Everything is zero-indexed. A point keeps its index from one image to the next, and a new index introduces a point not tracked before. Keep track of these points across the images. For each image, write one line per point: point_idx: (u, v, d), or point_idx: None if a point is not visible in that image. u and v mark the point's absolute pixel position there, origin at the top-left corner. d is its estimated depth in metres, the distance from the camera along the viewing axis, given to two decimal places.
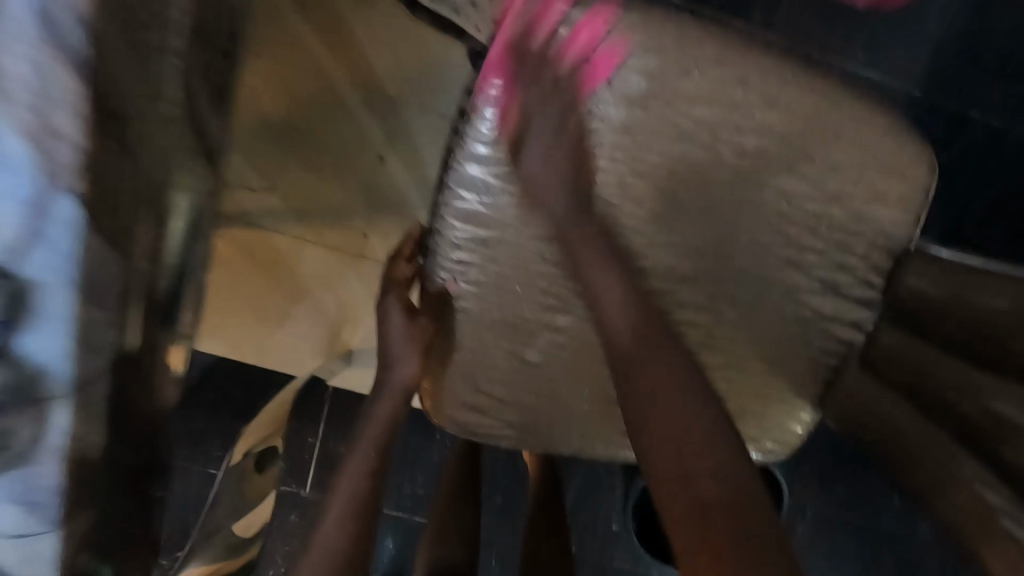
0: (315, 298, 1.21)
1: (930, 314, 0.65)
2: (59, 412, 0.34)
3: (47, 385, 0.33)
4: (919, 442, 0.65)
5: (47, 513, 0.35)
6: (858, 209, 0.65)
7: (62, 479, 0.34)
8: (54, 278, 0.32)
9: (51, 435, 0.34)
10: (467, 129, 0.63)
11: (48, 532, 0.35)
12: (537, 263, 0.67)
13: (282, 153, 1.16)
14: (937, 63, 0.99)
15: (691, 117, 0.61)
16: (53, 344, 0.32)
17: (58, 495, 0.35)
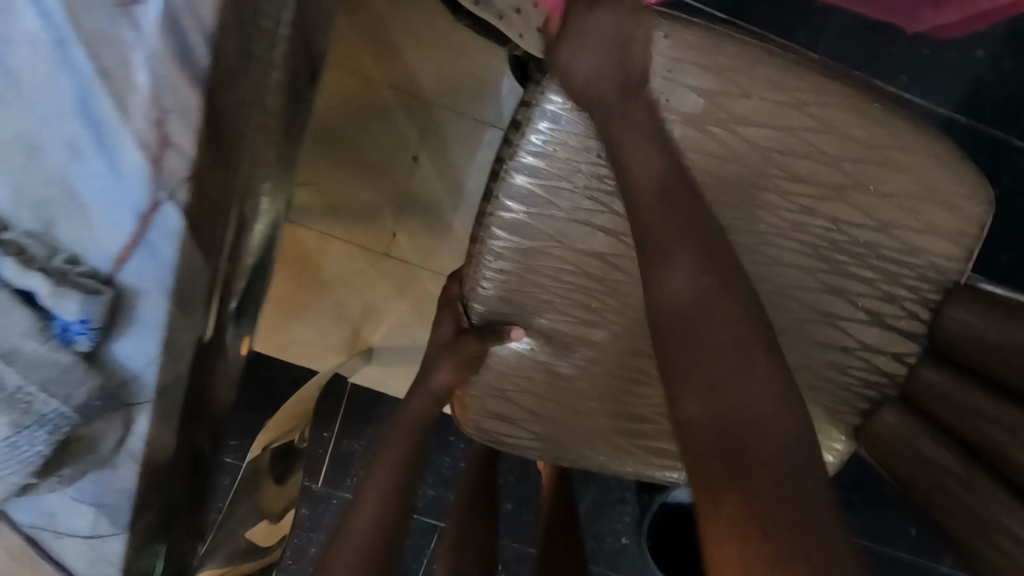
0: (338, 295, 1.22)
1: (969, 353, 0.62)
2: (140, 417, 0.40)
3: (138, 391, 0.39)
4: (958, 491, 0.60)
5: (122, 515, 0.42)
6: (910, 240, 0.64)
7: (133, 484, 0.41)
8: (153, 288, 0.37)
9: (133, 438, 0.40)
10: (520, 139, 0.62)
11: (116, 535, 0.42)
12: (579, 278, 0.67)
13: (318, 149, 1.17)
14: (985, 93, 0.97)
15: (745, 140, 0.60)
16: (142, 350, 0.38)
17: (132, 498, 0.42)
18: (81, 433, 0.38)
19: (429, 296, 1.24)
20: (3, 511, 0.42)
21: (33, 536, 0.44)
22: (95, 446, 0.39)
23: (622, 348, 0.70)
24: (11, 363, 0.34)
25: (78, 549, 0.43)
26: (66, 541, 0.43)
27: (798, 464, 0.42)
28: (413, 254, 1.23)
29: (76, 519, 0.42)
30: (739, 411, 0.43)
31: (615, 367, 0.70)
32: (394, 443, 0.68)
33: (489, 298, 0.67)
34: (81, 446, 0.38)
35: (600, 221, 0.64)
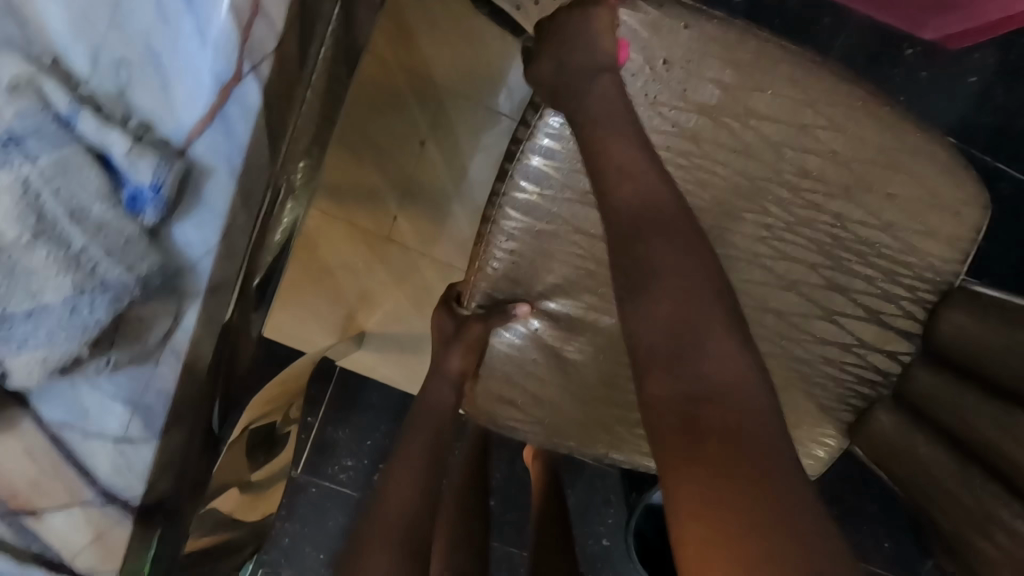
0: (336, 279, 1.25)
1: (964, 352, 0.64)
2: (189, 319, 0.36)
3: (190, 291, 0.36)
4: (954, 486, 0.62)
5: (156, 420, 0.36)
6: (910, 241, 0.66)
7: (173, 386, 0.36)
8: (224, 164, 0.34)
9: (178, 339, 0.36)
10: (538, 120, 0.62)
11: (149, 442, 0.36)
12: (590, 263, 0.67)
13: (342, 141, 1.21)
14: (978, 118, 1.01)
15: (759, 135, 0.62)
16: (202, 234, 0.35)
17: (169, 400, 0.36)
18: (136, 321, 0.35)
19: (425, 283, 1.28)
20: (30, 391, 0.35)
21: (58, 435, 0.36)
22: (142, 342, 0.35)
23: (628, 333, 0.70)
24: (73, 222, 0.32)
25: (103, 453, 0.36)
26: (93, 442, 0.36)
27: (757, 432, 0.43)
28: (413, 240, 1.26)
29: (106, 417, 0.36)
30: (698, 385, 0.45)
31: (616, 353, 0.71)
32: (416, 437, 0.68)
33: (494, 282, 0.68)
34: (130, 326, 0.35)
35: None
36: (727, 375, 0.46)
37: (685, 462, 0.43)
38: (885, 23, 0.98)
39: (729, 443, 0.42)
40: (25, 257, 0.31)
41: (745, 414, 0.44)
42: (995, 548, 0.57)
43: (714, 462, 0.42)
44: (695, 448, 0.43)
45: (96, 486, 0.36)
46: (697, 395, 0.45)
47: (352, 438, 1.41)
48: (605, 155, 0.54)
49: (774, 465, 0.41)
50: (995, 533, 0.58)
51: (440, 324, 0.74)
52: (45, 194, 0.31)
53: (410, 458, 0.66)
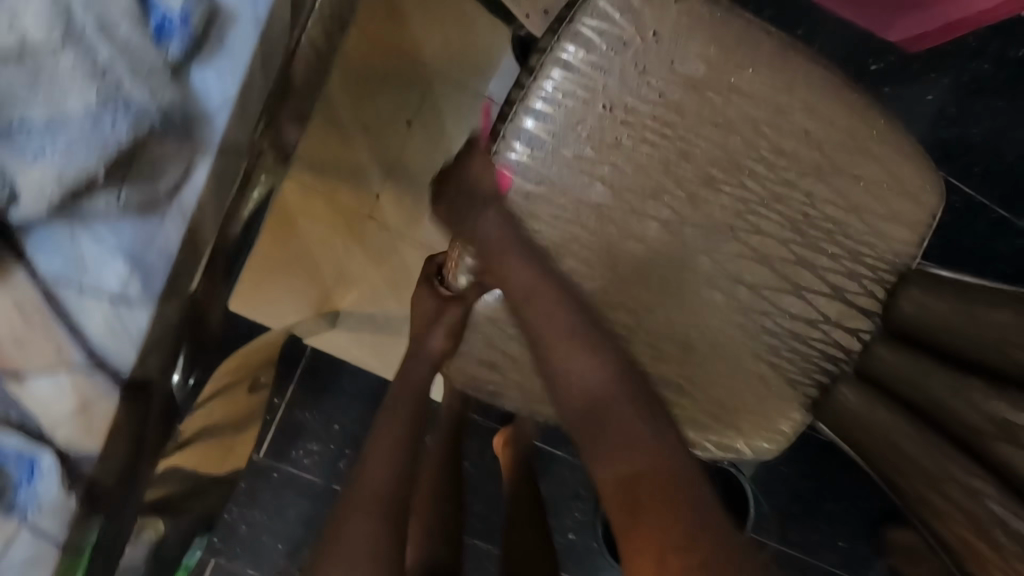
0: (315, 257, 1.25)
1: (928, 330, 0.69)
2: (201, 164, 0.44)
3: (209, 133, 0.44)
4: (919, 454, 0.67)
5: (154, 281, 0.43)
6: (873, 223, 0.70)
7: (176, 245, 0.44)
8: (246, 19, 0.45)
9: (188, 192, 0.44)
10: (532, 83, 0.63)
11: (146, 304, 0.43)
12: (576, 228, 0.67)
13: (326, 117, 1.20)
14: (932, 133, 1.08)
15: (740, 111, 0.65)
16: (219, 80, 0.44)
17: (167, 262, 0.44)
18: (154, 147, 0.42)
19: (404, 265, 1.28)
20: (27, 252, 0.41)
21: (52, 292, 0.42)
22: (156, 176, 0.43)
23: (612, 301, 0.70)
24: (107, 39, 0.39)
25: (99, 311, 0.42)
26: (89, 297, 0.42)
27: (689, 496, 0.52)
28: (395, 220, 1.27)
29: (105, 276, 0.42)
30: (633, 463, 0.54)
31: None
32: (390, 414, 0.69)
33: None
34: (143, 169, 0.42)
35: (599, 171, 0.66)
36: (652, 451, 0.54)
37: (637, 540, 0.51)
38: (857, 22, 1.08)
39: (670, 512, 0.51)
40: (54, 60, 0.37)
41: (672, 481, 0.53)
42: (943, 497, 0.64)
43: (662, 532, 0.50)
44: (643, 525, 0.51)
45: (84, 346, 0.42)
46: (639, 476, 0.53)
47: (318, 424, 1.38)
48: (508, 273, 0.62)
49: (704, 528, 0.50)
50: (949, 490, 0.64)
51: (422, 303, 0.74)
52: (86, 10, 0.38)
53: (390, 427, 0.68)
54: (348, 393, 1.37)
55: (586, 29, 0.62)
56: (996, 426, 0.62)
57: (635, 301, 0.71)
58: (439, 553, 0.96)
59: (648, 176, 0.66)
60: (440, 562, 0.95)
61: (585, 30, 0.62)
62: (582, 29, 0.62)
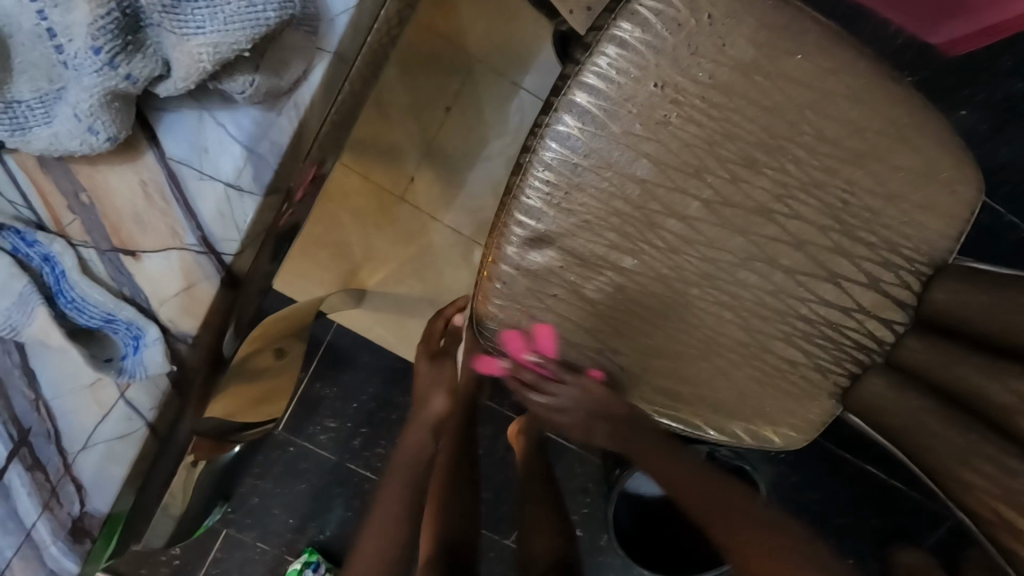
0: (348, 236, 1.29)
1: (963, 317, 0.70)
2: (315, 75, 0.54)
3: (326, 44, 0.54)
4: (953, 437, 0.68)
5: (265, 168, 0.54)
6: (912, 214, 0.71)
7: (287, 135, 0.55)
8: None
9: (302, 94, 0.54)
10: (588, 58, 0.65)
11: (259, 183, 0.55)
12: (620, 202, 0.69)
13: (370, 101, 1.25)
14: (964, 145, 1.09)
15: (786, 95, 0.67)
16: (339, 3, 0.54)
17: (278, 151, 0.55)
18: (279, 48, 0.51)
19: (433, 249, 1.32)
20: (161, 139, 0.54)
21: (179, 169, 0.54)
22: (281, 74, 0.52)
23: (647, 278, 0.72)
24: None
25: (218, 187, 0.54)
26: (212, 176, 0.54)
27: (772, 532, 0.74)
28: (427, 203, 1.30)
29: (227, 158, 0.54)
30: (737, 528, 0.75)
31: (635, 296, 0.72)
32: (405, 450, 0.93)
33: (526, 211, 0.69)
34: (272, 64, 0.51)
35: (646, 149, 0.68)
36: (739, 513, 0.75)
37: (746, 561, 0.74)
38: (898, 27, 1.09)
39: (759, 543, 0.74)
40: None
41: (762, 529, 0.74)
42: (979, 477, 0.65)
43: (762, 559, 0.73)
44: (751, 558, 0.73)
45: (201, 216, 0.55)
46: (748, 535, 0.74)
47: (337, 400, 1.40)
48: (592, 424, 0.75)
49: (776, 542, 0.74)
50: (980, 465, 0.65)
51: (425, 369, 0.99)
52: None
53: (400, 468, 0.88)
54: (369, 371, 1.40)
55: (643, 9, 0.64)
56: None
57: (671, 279, 0.72)
58: (459, 528, 0.98)
59: (694, 155, 0.68)
60: (458, 538, 0.96)
61: (641, 9, 0.64)
62: (638, 8, 0.64)
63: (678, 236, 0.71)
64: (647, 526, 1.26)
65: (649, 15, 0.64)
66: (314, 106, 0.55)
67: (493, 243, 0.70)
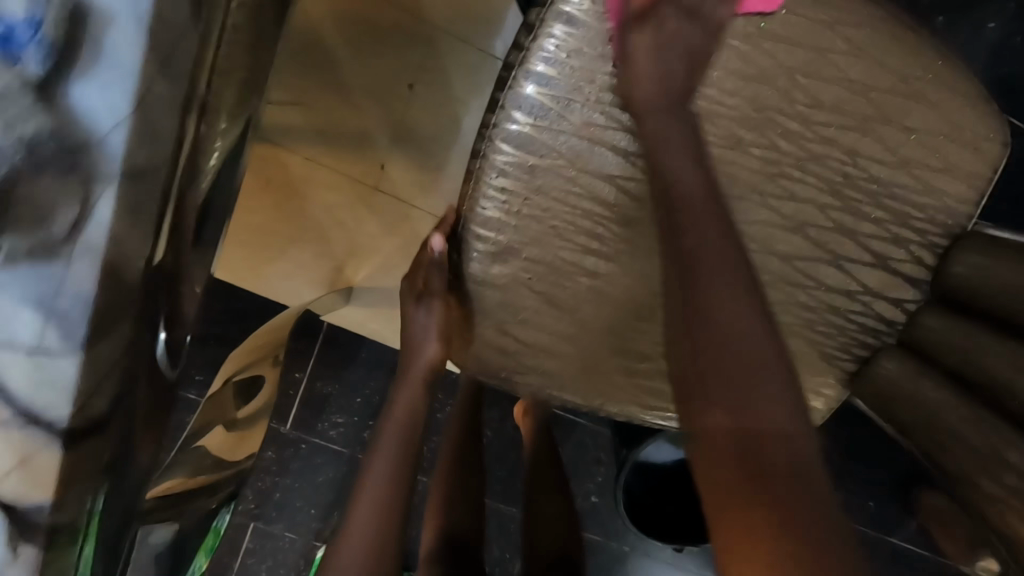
0: (323, 230, 1.22)
1: (982, 295, 0.62)
2: (103, 201, 0.32)
3: (103, 160, 0.32)
4: (970, 435, 0.61)
5: (76, 330, 0.32)
6: (926, 181, 0.62)
7: (93, 287, 0.32)
8: (124, 13, 0.32)
9: (91, 231, 0.32)
10: (533, 43, 0.56)
11: (70, 354, 0.32)
12: (588, 202, 0.61)
13: (325, 82, 1.15)
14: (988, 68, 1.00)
15: (770, 59, 0.57)
16: (106, 93, 0.32)
17: (88, 308, 0.32)
18: (28, 194, 0.31)
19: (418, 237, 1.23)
20: None
21: None
22: (47, 221, 0.31)
23: (625, 281, 0.65)
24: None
25: (12, 367, 0.31)
26: (4, 354, 0.31)
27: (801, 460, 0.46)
28: (403, 190, 1.21)
29: (13, 327, 0.31)
30: (755, 422, 0.47)
31: (614, 300, 0.66)
32: (393, 415, 0.71)
33: (485, 225, 0.61)
34: (29, 209, 0.31)
35: (612, 139, 0.59)
36: (781, 414, 0.47)
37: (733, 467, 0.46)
38: None
39: (770, 473, 0.45)
40: None
41: (788, 450, 0.46)
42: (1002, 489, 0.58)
43: (774, 495, 0.44)
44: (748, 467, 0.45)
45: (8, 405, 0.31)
46: (748, 431, 0.46)
47: (340, 395, 1.38)
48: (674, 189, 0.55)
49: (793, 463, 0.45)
50: (1002, 475, 0.58)
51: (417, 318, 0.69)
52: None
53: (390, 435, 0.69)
54: (369, 364, 1.37)
55: None
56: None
57: (653, 280, 0.65)
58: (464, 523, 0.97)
59: None
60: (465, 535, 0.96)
61: None
62: None
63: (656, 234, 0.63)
64: (660, 493, 1.24)
65: None
66: (123, 236, 0.33)
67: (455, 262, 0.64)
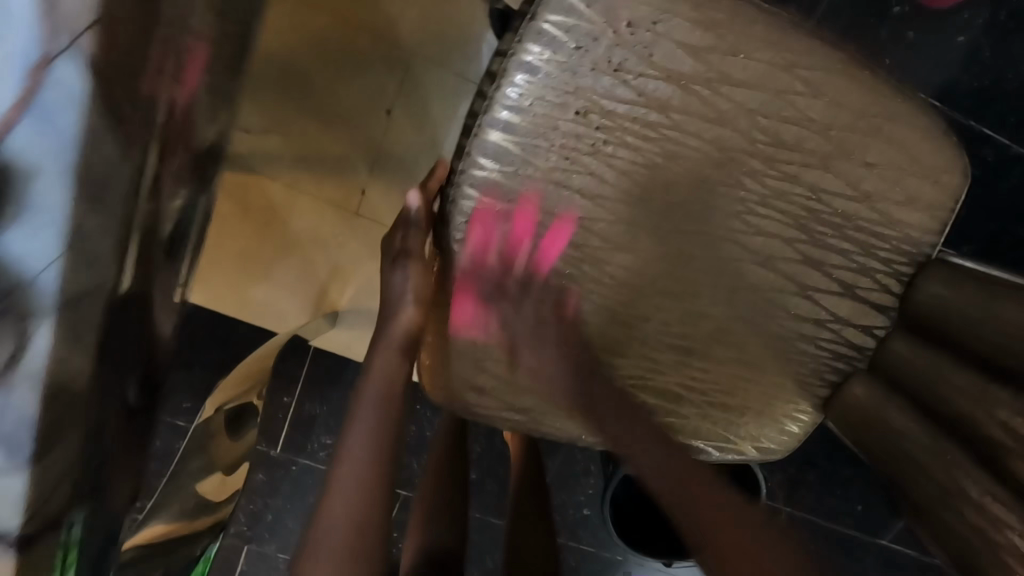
0: (306, 252, 1.19)
1: (946, 323, 0.62)
2: (42, 337, 0.31)
3: (36, 305, 0.31)
4: (928, 463, 0.59)
5: (20, 451, 0.31)
6: (888, 213, 0.63)
7: (35, 416, 0.31)
8: (48, 164, 0.30)
9: (31, 360, 0.31)
10: (496, 92, 0.57)
11: (15, 474, 0.31)
12: (556, 242, 0.62)
13: (301, 104, 1.13)
14: (953, 84, 1.07)
15: (730, 100, 0.58)
16: (39, 246, 0.30)
17: (33, 429, 0.31)
18: None
19: None
20: None
21: None
22: None
23: (597, 317, 0.65)
24: None
25: None
26: None
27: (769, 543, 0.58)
28: (386, 213, 1.21)
29: None
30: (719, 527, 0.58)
31: (591, 337, 0.65)
32: (372, 382, 0.63)
33: (456, 267, 0.62)
34: None
35: (577, 182, 0.60)
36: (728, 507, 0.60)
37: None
38: None
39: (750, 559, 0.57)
40: None
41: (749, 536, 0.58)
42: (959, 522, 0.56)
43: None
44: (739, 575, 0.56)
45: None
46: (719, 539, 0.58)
47: (329, 416, 1.38)
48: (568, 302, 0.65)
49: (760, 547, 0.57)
50: (964, 509, 0.56)
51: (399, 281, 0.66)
52: None
53: (371, 401, 0.62)
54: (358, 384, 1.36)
55: (549, 26, 0.55)
56: (1019, 442, 0.53)
57: (627, 315, 0.66)
58: (444, 539, 0.92)
59: (632, 181, 0.60)
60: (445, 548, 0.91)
61: (548, 28, 0.55)
62: (544, 27, 0.55)
63: (626, 270, 0.64)
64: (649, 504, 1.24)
65: (559, 33, 0.55)
66: (67, 367, 0.32)
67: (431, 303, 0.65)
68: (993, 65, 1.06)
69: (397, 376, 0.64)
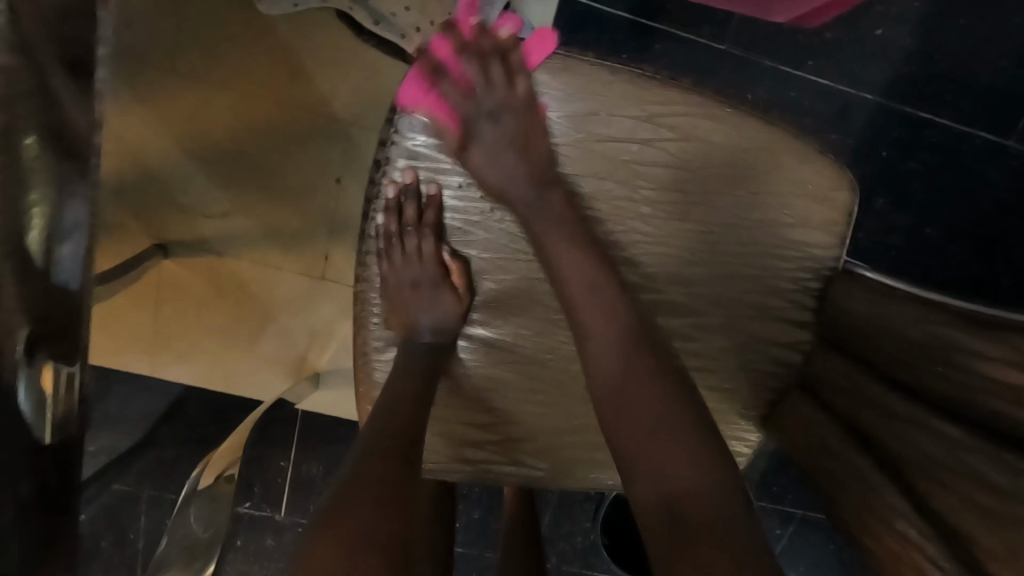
0: (280, 322, 1.22)
1: (849, 335, 0.64)
2: None
3: None
4: (842, 477, 0.61)
5: None
6: (783, 236, 0.66)
7: None
8: None
9: None
10: (383, 177, 0.64)
11: None
12: (463, 304, 0.67)
13: (250, 183, 1.13)
14: (889, 74, 1.06)
15: (600, 154, 0.62)
16: None
17: None
18: None
19: None
20: None
21: None
22: None
23: (522, 365, 0.69)
24: None
25: None
26: None
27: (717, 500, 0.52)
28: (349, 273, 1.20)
29: None
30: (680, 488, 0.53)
31: (519, 386, 0.69)
32: (392, 398, 0.62)
33: (378, 338, 0.68)
34: None
35: (473, 247, 0.66)
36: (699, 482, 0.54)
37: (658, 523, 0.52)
38: None
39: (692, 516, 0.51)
40: None
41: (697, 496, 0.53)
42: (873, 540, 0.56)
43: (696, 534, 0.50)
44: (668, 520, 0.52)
45: None
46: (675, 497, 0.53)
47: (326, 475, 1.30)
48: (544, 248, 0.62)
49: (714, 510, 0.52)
50: (881, 530, 0.56)
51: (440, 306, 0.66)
52: None
53: (393, 415, 0.60)
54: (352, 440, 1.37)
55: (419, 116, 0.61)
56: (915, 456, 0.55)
57: (551, 360, 0.69)
58: None
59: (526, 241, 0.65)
60: None
61: (419, 117, 0.61)
62: (415, 117, 0.61)
63: (538, 319, 0.67)
64: None
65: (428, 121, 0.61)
66: None
67: (361, 376, 0.69)
68: (923, 48, 1.05)
69: (413, 393, 0.62)
